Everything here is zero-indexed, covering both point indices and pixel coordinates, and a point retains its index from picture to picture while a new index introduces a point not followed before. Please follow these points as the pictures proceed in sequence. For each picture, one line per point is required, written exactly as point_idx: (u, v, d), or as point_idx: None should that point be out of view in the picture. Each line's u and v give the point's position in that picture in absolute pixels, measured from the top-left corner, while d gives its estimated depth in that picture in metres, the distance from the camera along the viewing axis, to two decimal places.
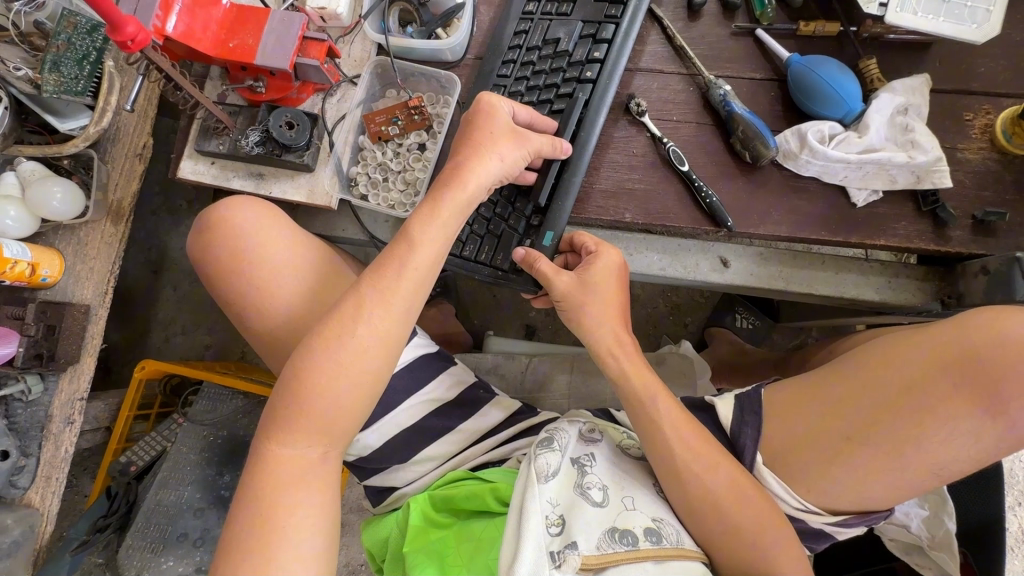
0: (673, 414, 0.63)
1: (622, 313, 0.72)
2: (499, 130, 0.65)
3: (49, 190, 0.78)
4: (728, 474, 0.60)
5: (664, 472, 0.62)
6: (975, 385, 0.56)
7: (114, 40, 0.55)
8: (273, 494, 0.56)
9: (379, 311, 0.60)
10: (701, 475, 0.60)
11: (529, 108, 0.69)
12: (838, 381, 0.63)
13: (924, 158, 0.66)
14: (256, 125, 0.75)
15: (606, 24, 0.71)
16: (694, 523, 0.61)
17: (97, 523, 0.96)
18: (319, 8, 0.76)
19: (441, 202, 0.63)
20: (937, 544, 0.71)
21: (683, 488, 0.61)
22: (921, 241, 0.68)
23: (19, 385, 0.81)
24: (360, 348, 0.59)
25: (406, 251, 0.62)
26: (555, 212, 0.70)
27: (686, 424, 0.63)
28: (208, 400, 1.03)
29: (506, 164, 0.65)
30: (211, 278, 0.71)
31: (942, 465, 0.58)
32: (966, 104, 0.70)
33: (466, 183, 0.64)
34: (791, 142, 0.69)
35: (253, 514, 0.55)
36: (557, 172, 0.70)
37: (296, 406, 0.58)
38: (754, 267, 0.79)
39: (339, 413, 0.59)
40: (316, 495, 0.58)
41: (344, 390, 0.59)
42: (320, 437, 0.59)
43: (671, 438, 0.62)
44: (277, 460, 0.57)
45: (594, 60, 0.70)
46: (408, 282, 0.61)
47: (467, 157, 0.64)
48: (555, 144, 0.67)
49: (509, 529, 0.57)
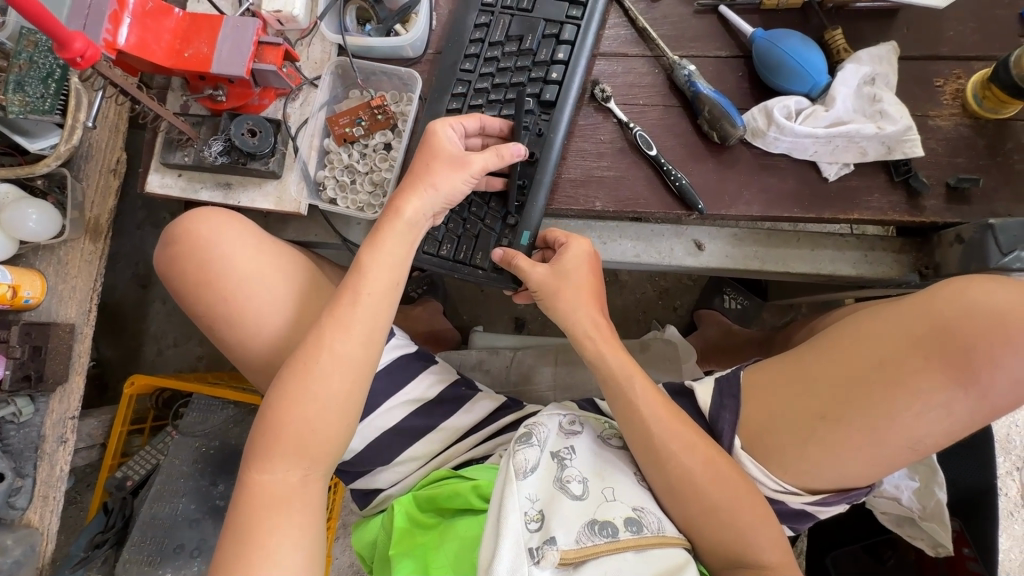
0: (654, 409, 0.62)
1: (598, 296, 0.71)
2: (439, 159, 0.65)
3: (23, 212, 0.78)
4: (712, 465, 0.60)
5: (648, 462, 0.62)
6: (947, 359, 0.56)
7: (63, 57, 0.54)
8: (259, 517, 0.56)
9: (340, 337, 0.61)
10: (683, 467, 0.60)
11: (474, 116, 0.67)
12: (814, 358, 0.62)
13: (894, 128, 0.64)
14: (219, 135, 0.75)
15: (569, 24, 0.70)
16: (678, 510, 0.61)
17: (95, 538, 0.97)
18: (275, 11, 0.75)
19: (381, 232, 0.64)
20: (929, 514, 0.72)
21: (665, 475, 0.61)
22: (896, 213, 0.67)
23: (8, 408, 0.82)
24: (327, 374, 0.60)
25: (357, 279, 0.63)
26: (526, 217, 0.70)
27: (668, 412, 0.62)
28: (198, 411, 1.03)
29: (443, 191, 0.65)
30: (180, 291, 0.70)
31: (916, 439, 0.58)
32: (936, 70, 0.69)
33: (403, 211, 0.64)
34: (758, 120, 0.68)
35: (241, 539, 0.55)
36: (520, 174, 0.69)
37: (273, 433, 0.59)
38: (729, 248, 0.78)
39: (314, 435, 0.59)
40: (301, 515, 0.58)
41: (314, 412, 0.59)
42: (298, 459, 0.59)
43: (656, 425, 0.61)
44: (259, 485, 0.58)
45: (559, 62, 0.70)
46: (364, 308, 0.62)
47: (404, 187, 0.65)
48: (502, 151, 0.64)
49: (489, 530, 0.57)
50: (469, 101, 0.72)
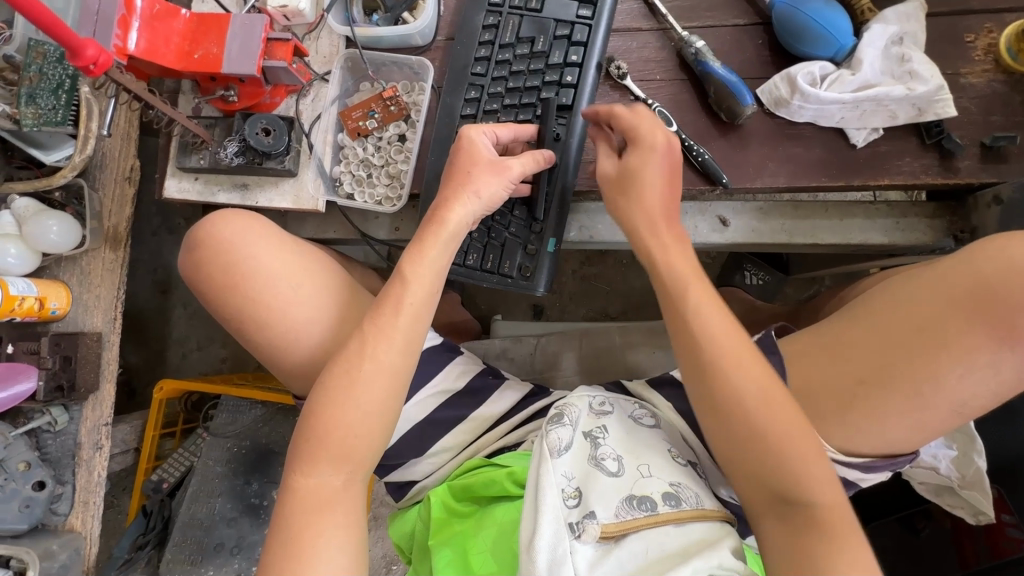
0: (715, 327, 0.56)
1: (674, 184, 0.62)
2: (480, 164, 0.64)
3: (45, 224, 0.79)
4: (764, 385, 0.54)
5: (700, 386, 0.56)
6: (992, 322, 0.54)
7: (76, 65, 0.54)
8: (304, 520, 0.56)
9: (382, 345, 0.61)
10: (734, 390, 0.54)
11: (509, 126, 0.67)
12: (854, 325, 0.61)
13: (925, 88, 0.62)
14: (234, 135, 0.74)
15: (579, 24, 0.69)
16: (725, 448, 0.55)
17: (138, 540, 0.98)
18: (280, 7, 0.74)
19: (426, 239, 0.63)
20: (969, 482, 0.71)
21: (715, 402, 0.55)
22: (929, 176, 0.65)
23: (44, 417, 0.84)
24: (370, 382, 0.60)
25: (401, 287, 0.62)
26: (548, 226, 0.70)
27: (732, 327, 0.57)
28: (228, 413, 1.04)
29: (484, 198, 0.64)
30: (206, 295, 0.70)
31: (960, 401, 0.57)
32: (967, 25, 0.66)
33: (447, 220, 0.63)
34: (781, 88, 0.66)
35: (287, 540, 0.56)
36: (546, 181, 0.69)
37: (316, 438, 0.59)
38: (754, 222, 0.76)
39: (356, 439, 0.59)
40: (344, 518, 0.58)
41: (357, 418, 0.59)
42: (342, 463, 0.59)
43: (714, 344, 0.56)
44: (304, 487, 0.58)
45: (572, 64, 0.69)
46: (407, 317, 0.62)
47: (445, 194, 0.64)
48: (538, 157, 0.66)
49: (528, 513, 0.56)
50: (483, 105, 0.71)
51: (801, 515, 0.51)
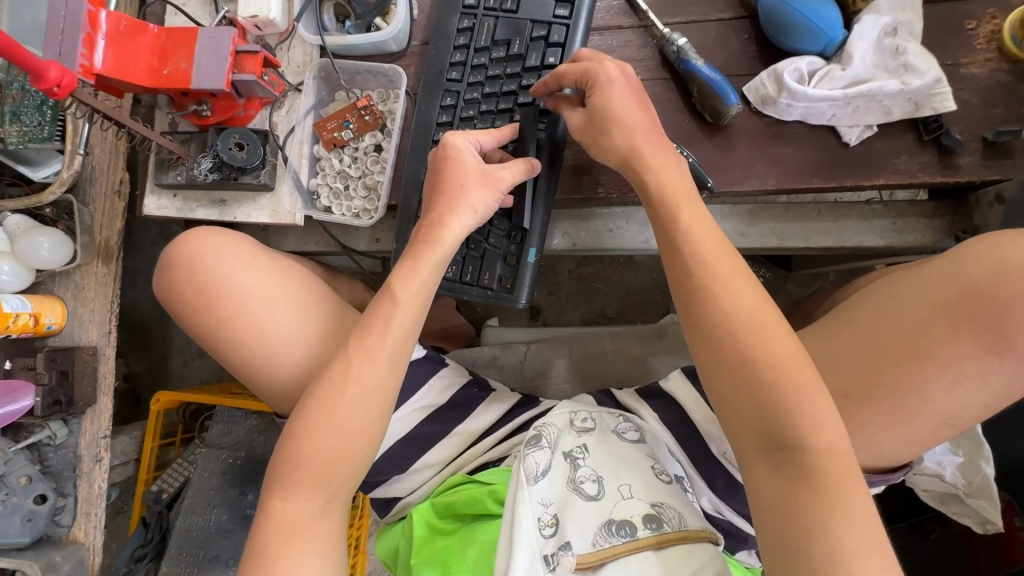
0: (708, 262, 0.53)
1: (651, 126, 0.60)
2: (471, 176, 0.62)
3: (36, 241, 0.80)
4: (757, 321, 0.51)
5: (692, 327, 0.53)
6: (992, 333, 0.51)
7: (40, 88, 0.54)
8: (280, 545, 0.56)
9: (366, 367, 0.59)
10: (727, 328, 0.51)
11: (493, 133, 0.64)
12: (845, 332, 0.58)
13: (921, 82, 0.58)
14: (207, 151, 0.73)
15: (556, 25, 0.66)
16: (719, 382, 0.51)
17: (137, 552, 1.00)
18: (251, 17, 0.72)
19: (419, 259, 0.61)
20: (975, 491, 0.68)
21: (707, 346, 0.52)
22: (927, 174, 0.62)
23: (44, 432, 0.85)
24: (353, 406, 0.59)
25: (389, 307, 0.61)
26: (530, 234, 0.67)
27: (726, 253, 0.54)
28: (223, 424, 1.05)
29: (480, 211, 0.62)
30: (182, 314, 0.69)
31: (953, 415, 0.54)
32: (968, 11, 0.62)
33: (444, 239, 0.61)
34: (768, 86, 0.63)
35: (262, 565, 0.55)
36: (529, 189, 0.67)
37: (295, 462, 0.58)
38: (744, 226, 0.73)
39: (335, 462, 0.59)
40: (320, 543, 0.57)
41: (337, 440, 0.58)
42: (320, 487, 0.58)
43: (708, 275, 0.53)
44: (281, 511, 0.57)
45: (549, 66, 0.66)
46: (395, 340, 0.60)
47: (438, 210, 0.62)
48: (523, 165, 0.63)
49: (503, 546, 0.55)
50: (459, 113, 0.68)
51: (795, 462, 0.48)
